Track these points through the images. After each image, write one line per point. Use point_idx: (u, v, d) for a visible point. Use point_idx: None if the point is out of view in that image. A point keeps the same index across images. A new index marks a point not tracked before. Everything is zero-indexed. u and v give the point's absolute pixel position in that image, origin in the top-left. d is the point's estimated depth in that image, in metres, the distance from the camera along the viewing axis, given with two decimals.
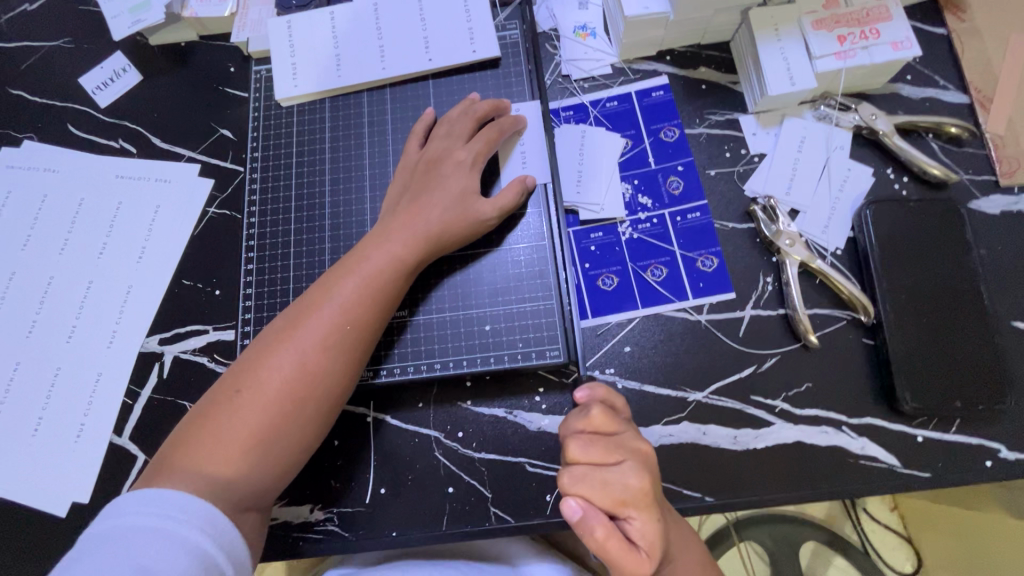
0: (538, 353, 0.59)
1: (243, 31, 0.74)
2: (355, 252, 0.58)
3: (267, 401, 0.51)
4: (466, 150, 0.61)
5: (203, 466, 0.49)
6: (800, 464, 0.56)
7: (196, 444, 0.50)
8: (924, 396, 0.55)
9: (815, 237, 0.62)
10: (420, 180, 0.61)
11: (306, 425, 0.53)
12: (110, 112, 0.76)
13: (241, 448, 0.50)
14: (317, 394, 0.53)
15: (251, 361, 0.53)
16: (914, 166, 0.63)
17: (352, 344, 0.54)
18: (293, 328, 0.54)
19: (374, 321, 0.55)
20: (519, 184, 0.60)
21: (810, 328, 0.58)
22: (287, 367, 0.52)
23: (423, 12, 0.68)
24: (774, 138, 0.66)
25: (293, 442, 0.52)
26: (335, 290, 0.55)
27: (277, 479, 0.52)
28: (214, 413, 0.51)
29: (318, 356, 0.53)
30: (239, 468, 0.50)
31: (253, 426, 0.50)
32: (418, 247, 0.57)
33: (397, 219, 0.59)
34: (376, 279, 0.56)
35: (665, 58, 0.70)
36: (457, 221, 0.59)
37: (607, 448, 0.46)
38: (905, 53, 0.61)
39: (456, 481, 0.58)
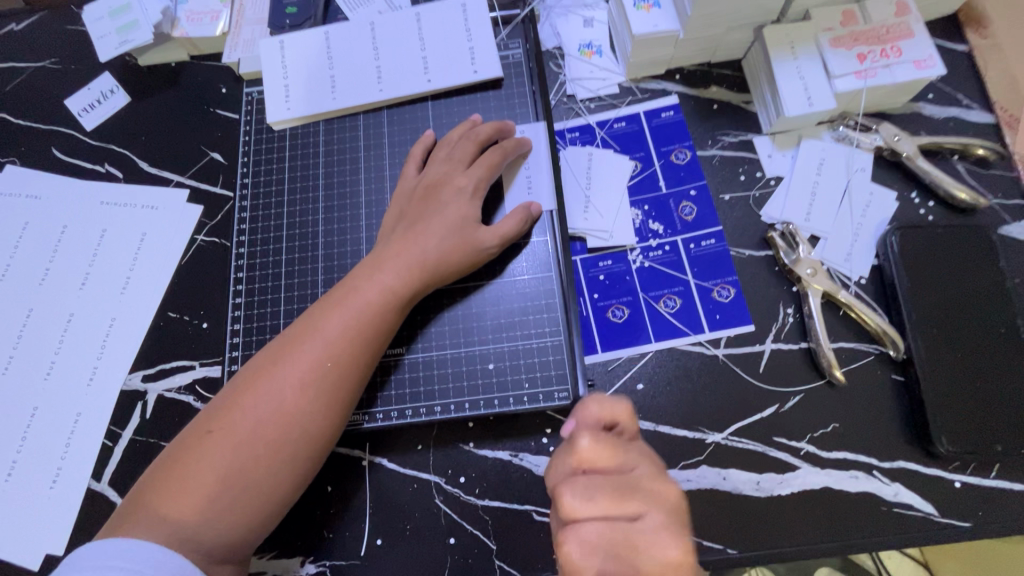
0: (545, 394, 0.55)
1: (234, 51, 0.72)
2: (345, 283, 0.55)
3: (243, 445, 0.48)
4: (466, 177, 0.58)
5: (170, 515, 0.45)
6: (828, 512, 0.52)
7: (165, 491, 0.46)
8: (961, 439, 0.51)
9: (837, 265, 0.59)
10: (418, 207, 0.58)
11: (285, 472, 0.49)
12: (96, 135, 0.73)
13: (210, 497, 0.46)
14: (297, 438, 0.49)
15: (229, 400, 0.50)
16: (940, 189, 0.60)
17: (336, 383, 0.50)
18: (273, 365, 0.50)
19: (360, 357, 0.52)
20: (523, 212, 0.57)
21: (835, 363, 0.55)
22: (266, 407, 0.49)
23: (422, 31, 0.65)
24: (791, 160, 0.63)
25: (270, 491, 0.48)
26: (320, 324, 0.52)
27: (252, 531, 0.48)
28: (185, 457, 0.48)
29: (299, 396, 0.49)
30: (210, 518, 0.46)
31: (225, 473, 0.47)
32: (414, 279, 0.54)
33: (390, 249, 0.55)
34: (363, 312, 0.52)
35: (674, 77, 0.67)
36: (457, 253, 0.55)
37: (616, 492, 0.35)
38: (929, 72, 0.58)
39: (458, 531, 0.54)
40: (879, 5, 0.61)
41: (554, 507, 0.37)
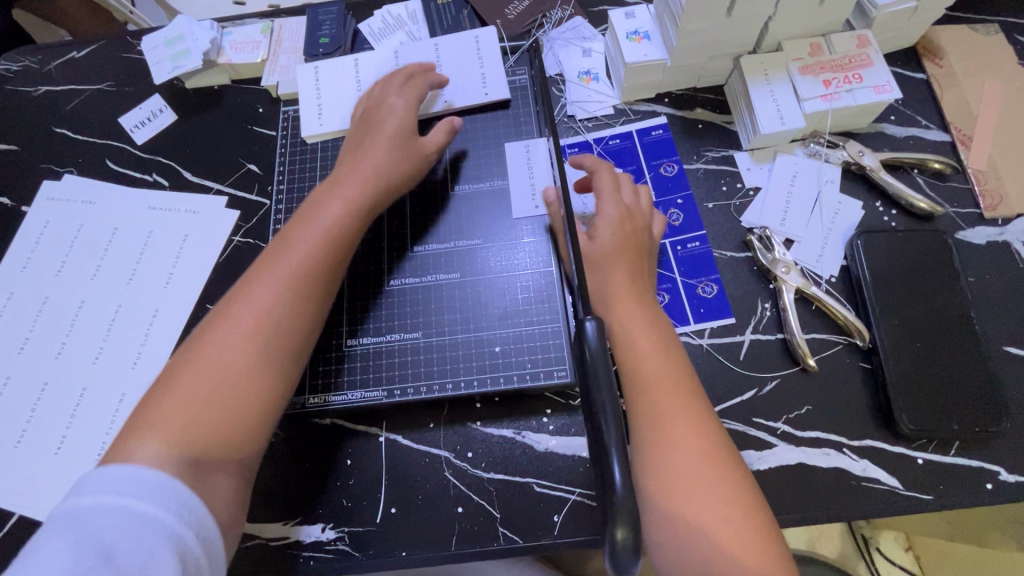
0: (546, 373, 0.61)
1: (273, 74, 0.81)
2: (308, 204, 0.60)
3: (224, 348, 0.51)
4: (404, 98, 0.67)
5: (164, 424, 0.47)
6: (802, 485, 0.57)
7: (159, 409, 0.48)
8: (922, 419, 0.56)
9: (810, 265, 0.66)
10: (361, 133, 0.66)
11: (268, 367, 0.52)
12: (146, 148, 0.82)
13: (206, 402, 0.49)
14: (275, 332, 0.53)
15: (208, 321, 0.53)
16: (901, 199, 0.67)
17: (304, 279, 0.55)
18: (246, 279, 0.55)
19: (332, 263, 0.57)
20: (448, 126, 0.69)
21: (808, 352, 0.61)
22: (243, 311, 0.52)
23: (440, 60, 0.74)
24: (767, 173, 0.70)
25: (258, 387, 0.51)
26: (287, 237, 0.57)
27: (246, 430, 0.50)
28: (174, 378, 0.50)
29: (278, 298, 0.53)
30: (203, 418, 0.48)
31: (212, 375, 0.50)
32: (368, 190, 0.61)
33: (341, 172, 0.62)
34: (332, 223, 0.58)
35: (663, 100, 0.75)
36: (400, 167, 0.64)
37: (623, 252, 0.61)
38: (887, 96, 0.66)
39: (466, 500, 0.59)
40: (843, 38, 0.69)
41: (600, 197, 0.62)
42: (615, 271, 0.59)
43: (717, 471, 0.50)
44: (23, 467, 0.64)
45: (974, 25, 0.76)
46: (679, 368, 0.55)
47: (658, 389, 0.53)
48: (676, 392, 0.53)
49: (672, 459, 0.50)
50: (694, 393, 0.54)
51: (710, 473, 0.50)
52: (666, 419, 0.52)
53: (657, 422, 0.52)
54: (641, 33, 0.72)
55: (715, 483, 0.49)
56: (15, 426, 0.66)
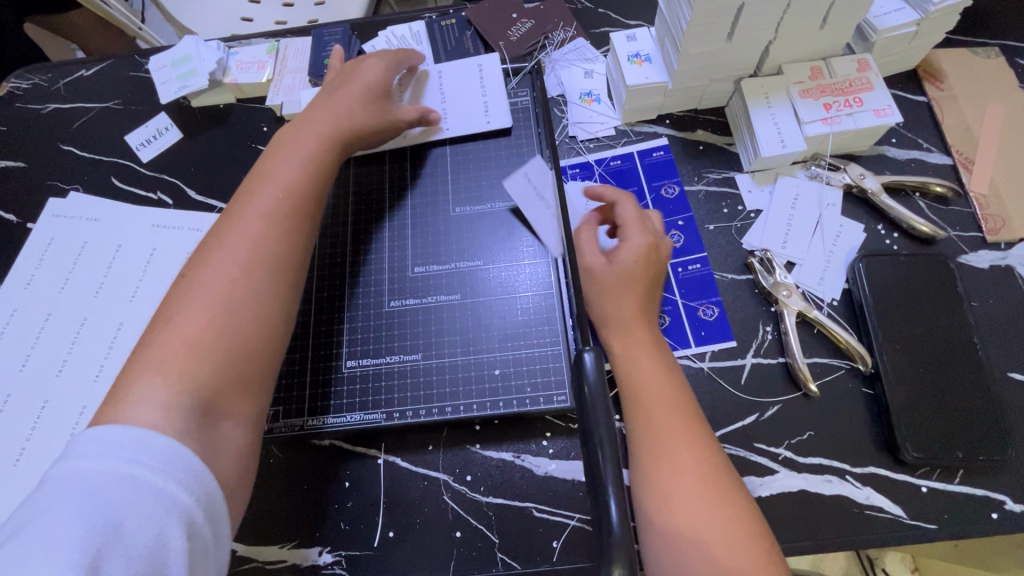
0: (546, 398, 0.61)
1: (276, 95, 0.81)
2: (280, 146, 0.62)
3: (216, 279, 0.52)
4: (378, 61, 0.70)
5: (164, 360, 0.48)
6: (804, 513, 0.56)
7: (153, 349, 0.49)
8: (925, 446, 0.56)
9: (811, 288, 0.65)
10: (329, 93, 0.67)
11: (266, 288, 0.53)
12: (151, 166, 0.83)
13: (204, 332, 0.50)
14: (266, 258, 0.54)
15: (191, 267, 0.54)
16: (903, 222, 0.67)
17: (290, 209, 0.57)
18: (225, 223, 0.56)
19: (311, 193, 0.60)
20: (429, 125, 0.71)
21: (809, 376, 0.60)
22: (232, 244, 0.54)
23: (443, 85, 0.75)
24: (768, 195, 0.70)
25: (256, 305, 0.53)
26: (261, 177, 0.59)
27: (252, 348, 0.51)
28: (165, 318, 0.50)
29: (263, 226, 0.55)
30: (206, 344, 0.49)
31: (210, 306, 0.51)
32: (344, 131, 0.64)
33: (307, 121, 0.64)
34: (310, 157, 0.61)
35: (664, 121, 0.76)
36: (375, 116, 0.67)
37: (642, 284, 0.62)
38: (888, 120, 0.66)
39: (464, 525, 0.59)
40: (843, 62, 0.70)
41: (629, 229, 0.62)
42: (626, 297, 0.59)
43: (715, 491, 0.50)
44: (21, 485, 0.64)
45: (975, 48, 0.76)
46: (681, 392, 0.55)
47: (658, 407, 0.54)
48: (675, 408, 0.54)
49: (670, 475, 0.51)
50: (691, 406, 0.55)
51: (709, 494, 0.50)
52: (663, 437, 0.52)
53: (655, 441, 0.53)
54: (642, 57, 0.72)
55: (712, 505, 0.49)
56: (13, 445, 0.66)
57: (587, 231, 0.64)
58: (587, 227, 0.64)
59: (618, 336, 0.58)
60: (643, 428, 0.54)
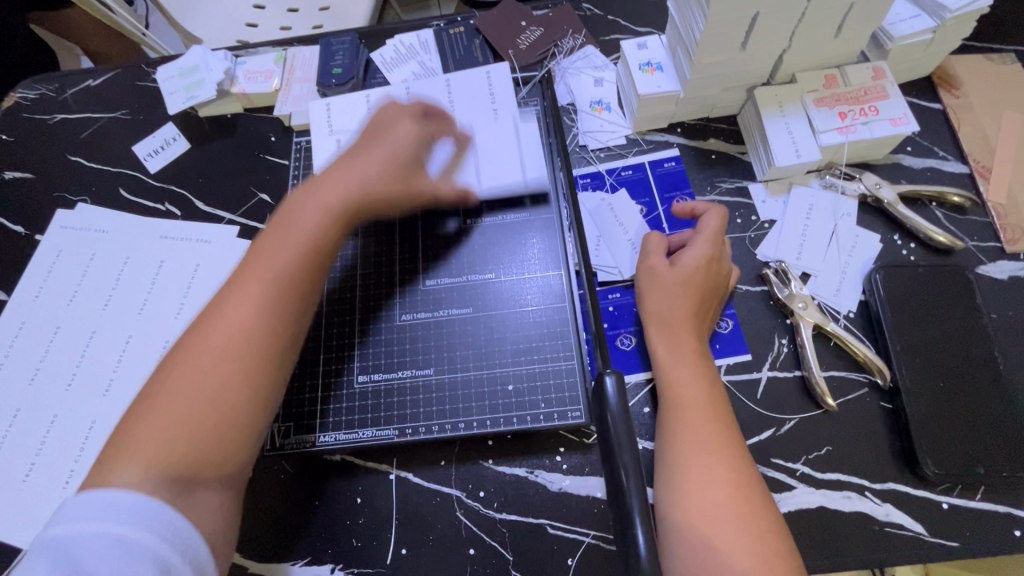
0: (560, 414, 0.60)
1: (285, 106, 0.81)
2: (289, 208, 0.58)
3: (201, 363, 0.49)
4: (410, 129, 0.62)
5: (143, 444, 0.46)
6: (823, 531, 0.55)
7: (133, 431, 0.47)
8: (946, 463, 0.55)
9: (828, 300, 0.64)
10: (357, 150, 0.62)
11: (251, 380, 0.50)
12: (159, 177, 0.82)
13: (183, 424, 0.47)
14: (251, 349, 0.50)
15: (183, 338, 0.52)
16: (920, 232, 0.66)
17: (282, 289, 0.53)
18: (220, 294, 0.53)
19: (310, 267, 0.55)
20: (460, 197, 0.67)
21: (827, 390, 0.59)
22: (217, 327, 0.51)
23: (451, 93, 0.74)
24: (782, 205, 0.69)
25: (237, 400, 0.49)
26: (260, 248, 0.55)
27: (229, 446, 0.48)
28: (151, 398, 0.49)
29: (253, 311, 0.51)
30: (184, 436, 0.47)
31: (191, 392, 0.48)
32: (350, 199, 0.58)
33: (321, 182, 0.59)
34: (314, 231, 0.56)
35: (676, 130, 0.75)
36: (395, 179, 0.60)
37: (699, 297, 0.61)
38: (905, 128, 0.66)
39: (478, 542, 0.58)
40: (858, 70, 0.69)
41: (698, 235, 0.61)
42: (681, 304, 0.59)
43: (742, 503, 0.49)
44: (32, 500, 0.64)
45: (990, 54, 0.76)
46: (715, 398, 0.55)
47: (694, 417, 0.53)
48: (708, 419, 0.53)
49: (695, 483, 0.50)
50: (724, 416, 0.54)
51: (738, 505, 0.49)
52: (688, 443, 0.52)
53: (682, 447, 0.52)
54: (653, 65, 0.72)
55: (739, 517, 0.48)
56: (23, 461, 0.66)
57: (656, 238, 0.64)
58: (657, 235, 0.64)
59: (662, 344, 0.58)
60: (675, 436, 0.53)
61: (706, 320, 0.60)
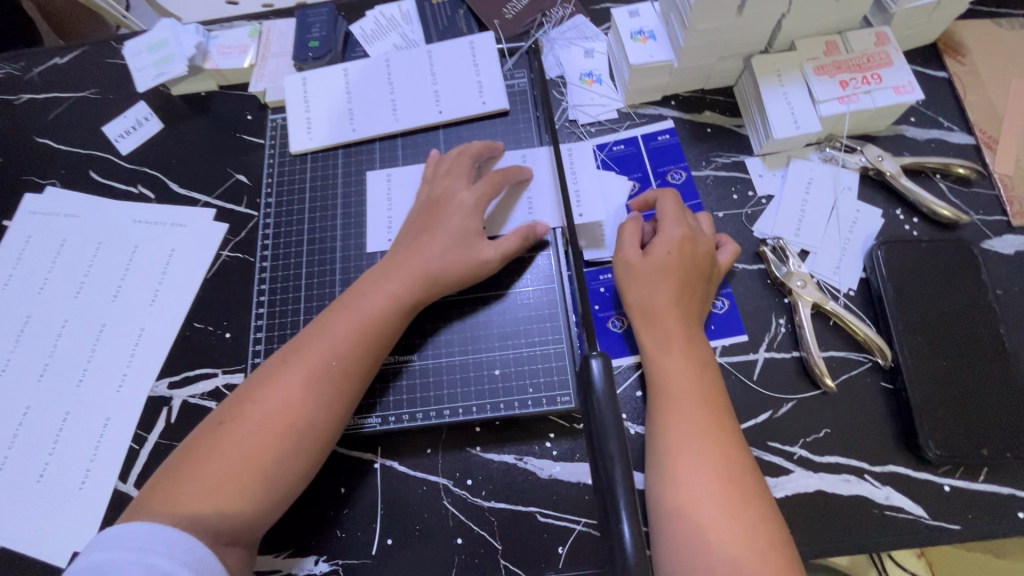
0: (549, 399, 0.58)
1: (260, 82, 0.78)
2: (355, 289, 0.58)
3: (253, 436, 0.50)
4: (469, 192, 0.62)
5: (183, 502, 0.47)
6: (821, 515, 0.53)
7: (179, 481, 0.48)
8: (949, 444, 0.53)
9: (827, 278, 0.62)
10: (424, 219, 0.62)
11: (294, 459, 0.51)
12: (131, 159, 0.79)
13: (228, 487, 0.48)
14: (302, 431, 0.52)
15: (241, 397, 0.53)
16: (923, 206, 0.63)
17: (341, 382, 0.54)
18: (282, 364, 0.54)
19: (364, 364, 0.55)
20: (527, 231, 0.61)
21: (826, 371, 0.57)
22: (273, 402, 0.52)
23: (433, 67, 0.71)
24: (781, 179, 0.67)
25: (275, 479, 0.50)
26: (327, 328, 0.55)
27: (257, 518, 0.50)
28: (200, 451, 0.50)
29: (307, 392, 0.52)
30: (222, 505, 0.48)
31: (239, 464, 0.49)
32: (417, 286, 0.58)
33: (393, 261, 0.59)
34: (374, 317, 0.56)
35: (669, 102, 0.72)
36: (457, 265, 0.59)
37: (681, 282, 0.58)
38: (909, 97, 0.62)
39: (466, 531, 0.56)
40: (860, 36, 0.65)
41: (667, 219, 0.59)
42: (664, 293, 0.56)
43: (735, 491, 0.47)
44: (5, 494, 0.62)
45: (998, 19, 0.72)
46: (709, 386, 0.52)
47: (682, 404, 0.51)
48: (697, 406, 0.51)
49: (685, 472, 0.48)
50: (719, 405, 0.52)
51: (730, 493, 0.47)
52: (679, 434, 0.50)
53: (672, 438, 0.50)
54: (646, 33, 0.68)
55: (732, 504, 0.46)
56: None
57: (631, 227, 0.60)
58: (631, 222, 0.60)
59: (650, 336, 0.55)
60: (667, 427, 0.51)
61: (695, 303, 0.57)
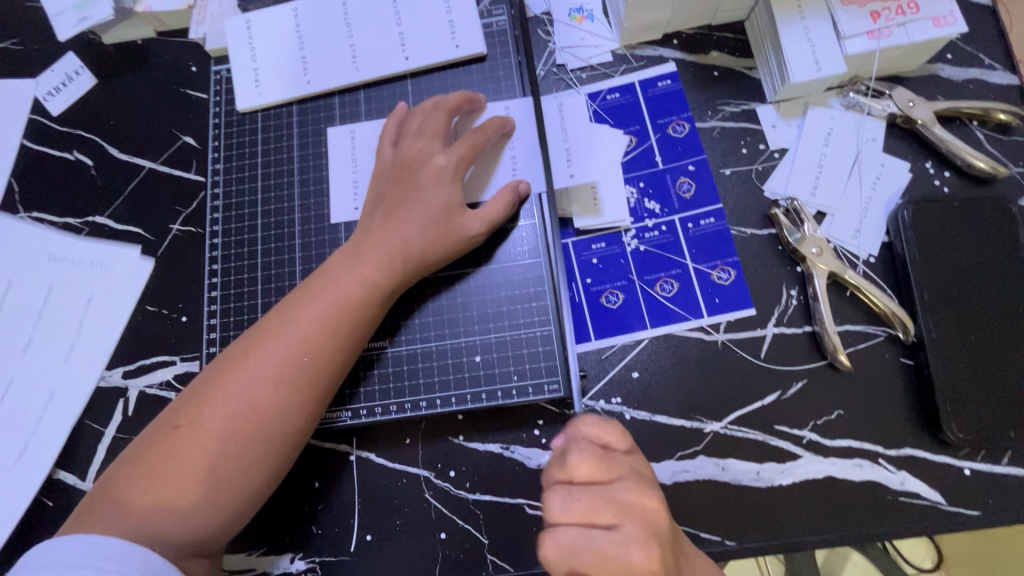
0: (535, 386, 0.53)
1: (202, 26, 0.68)
2: (323, 272, 0.52)
3: (213, 440, 0.45)
4: (446, 155, 0.54)
5: (140, 513, 0.43)
6: (829, 501, 0.50)
7: (131, 486, 0.44)
8: (973, 426, 0.49)
9: (845, 243, 0.56)
10: (395, 188, 0.54)
11: (260, 463, 0.46)
12: (63, 120, 0.69)
13: (186, 495, 0.44)
14: (269, 433, 0.46)
15: (198, 395, 0.47)
16: (956, 158, 0.56)
17: (313, 378, 0.48)
18: (243, 358, 0.48)
19: (335, 356, 0.49)
20: (510, 193, 0.54)
21: (840, 346, 0.52)
22: (233, 402, 0.46)
23: (398, 4, 0.61)
24: (797, 130, 0.59)
25: (237, 487, 0.46)
26: (293, 317, 0.49)
27: (224, 525, 0.46)
28: (151, 453, 0.45)
29: (270, 391, 0.47)
30: (184, 515, 0.43)
31: (199, 470, 0.44)
32: (394, 267, 0.51)
33: (367, 239, 0.52)
34: (345, 303, 0.50)
35: (671, 42, 0.62)
36: (435, 239, 0.52)
37: (596, 505, 0.36)
38: (950, 30, 0.54)
39: (449, 525, 0.53)
40: None
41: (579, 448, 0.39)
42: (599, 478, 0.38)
43: None
44: None
45: None
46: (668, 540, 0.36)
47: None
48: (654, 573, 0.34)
49: None
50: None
51: None
52: None
53: None
54: None
55: None
56: None
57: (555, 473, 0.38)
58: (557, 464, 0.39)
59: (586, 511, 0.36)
60: None
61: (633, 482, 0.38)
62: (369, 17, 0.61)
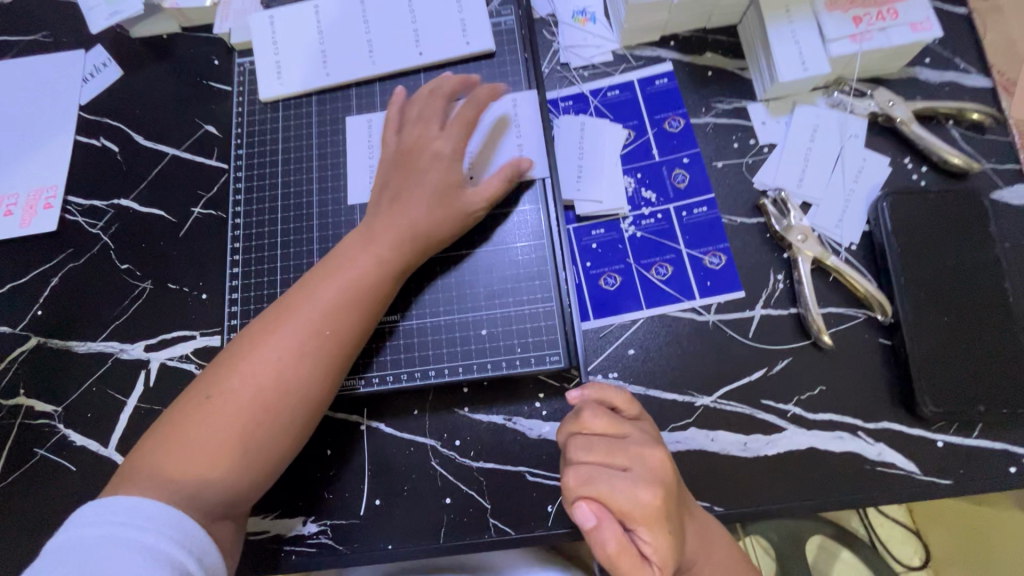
0: (538, 358, 0.56)
1: (225, 22, 0.72)
2: (338, 254, 0.55)
3: (241, 408, 0.48)
4: (446, 139, 0.57)
5: (178, 476, 0.46)
6: (813, 471, 0.53)
7: (163, 453, 0.46)
8: (944, 401, 0.52)
9: (828, 232, 0.59)
10: (400, 173, 0.57)
11: (285, 429, 0.50)
12: (90, 109, 0.73)
13: (216, 459, 0.47)
14: (292, 401, 0.50)
15: (223, 368, 0.50)
16: (932, 154, 0.60)
17: (332, 350, 0.51)
18: (267, 332, 0.51)
19: (353, 331, 0.52)
20: (510, 170, 0.57)
21: (823, 327, 0.55)
22: (258, 373, 0.49)
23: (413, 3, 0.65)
24: (785, 126, 0.63)
25: (263, 452, 0.49)
26: (312, 294, 0.52)
27: (251, 485, 0.49)
28: (182, 422, 0.48)
29: (293, 362, 0.50)
30: (215, 478, 0.47)
31: (229, 435, 0.47)
32: (405, 247, 0.55)
33: (377, 222, 0.56)
34: (360, 281, 0.53)
35: (669, 43, 0.66)
36: (439, 217, 0.56)
37: (611, 449, 0.42)
38: (926, 34, 0.58)
39: (454, 491, 0.56)
40: None
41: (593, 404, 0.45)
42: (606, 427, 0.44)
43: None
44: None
45: None
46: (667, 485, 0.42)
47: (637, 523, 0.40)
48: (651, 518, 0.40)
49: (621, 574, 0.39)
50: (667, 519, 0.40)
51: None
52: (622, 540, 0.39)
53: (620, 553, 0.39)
54: None
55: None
56: None
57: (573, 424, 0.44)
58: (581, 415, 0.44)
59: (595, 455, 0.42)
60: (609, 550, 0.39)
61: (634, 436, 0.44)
62: (386, 15, 0.65)
